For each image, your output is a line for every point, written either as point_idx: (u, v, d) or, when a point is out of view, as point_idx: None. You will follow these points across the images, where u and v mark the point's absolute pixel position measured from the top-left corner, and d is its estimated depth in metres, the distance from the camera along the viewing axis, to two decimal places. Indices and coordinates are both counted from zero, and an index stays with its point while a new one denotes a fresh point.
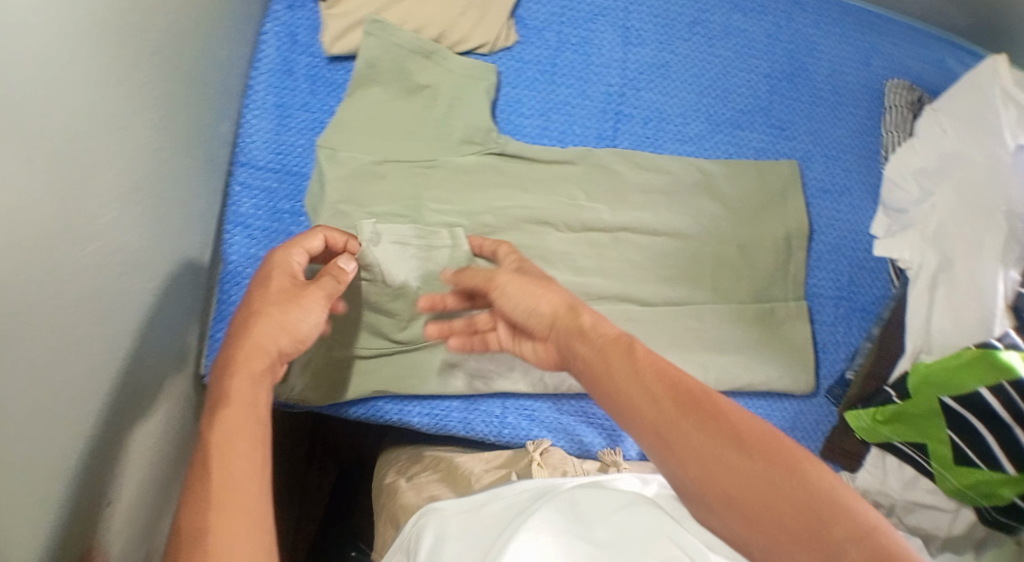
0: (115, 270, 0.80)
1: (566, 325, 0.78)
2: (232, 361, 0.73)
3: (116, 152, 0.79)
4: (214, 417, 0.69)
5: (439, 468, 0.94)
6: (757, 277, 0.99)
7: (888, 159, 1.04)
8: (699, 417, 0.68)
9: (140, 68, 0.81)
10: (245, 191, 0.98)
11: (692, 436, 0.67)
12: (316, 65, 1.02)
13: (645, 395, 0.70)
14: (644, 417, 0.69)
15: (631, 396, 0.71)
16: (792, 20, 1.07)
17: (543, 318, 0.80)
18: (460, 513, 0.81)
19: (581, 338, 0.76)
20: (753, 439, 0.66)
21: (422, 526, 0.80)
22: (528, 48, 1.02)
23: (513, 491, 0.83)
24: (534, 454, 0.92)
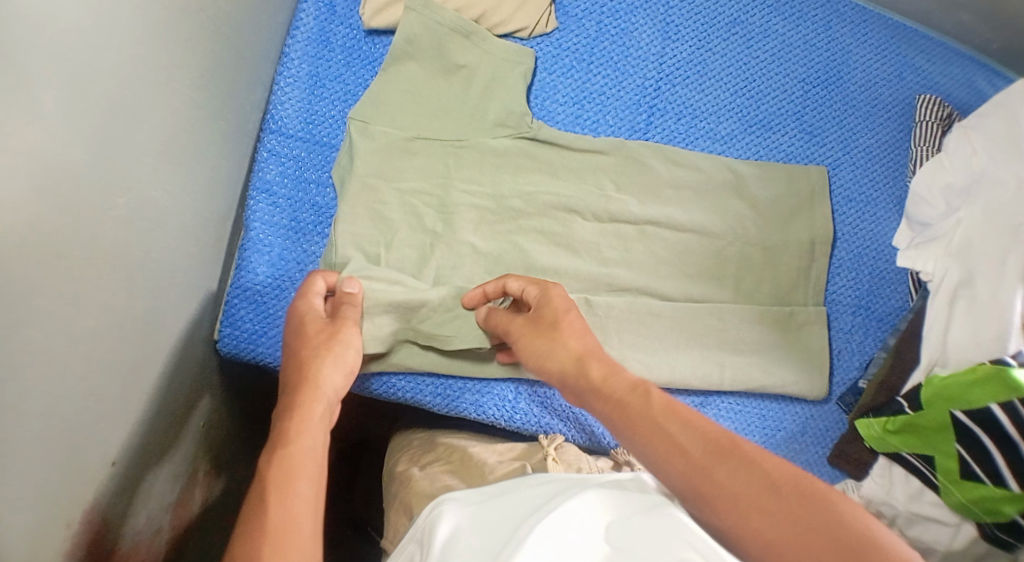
0: (143, 225, 0.79)
1: (577, 377, 0.78)
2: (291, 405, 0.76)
3: (153, 107, 0.78)
4: (272, 455, 0.71)
5: (452, 459, 0.94)
6: (783, 282, 1.00)
7: (915, 173, 1.05)
8: (730, 464, 0.67)
9: (182, 23, 0.81)
10: (272, 159, 0.95)
11: (729, 481, 0.66)
12: (353, 37, 1.00)
13: (674, 447, 0.69)
14: (673, 466, 0.69)
15: (660, 449, 0.70)
16: (830, 28, 1.07)
17: (558, 367, 0.80)
18: (474, 503, 0.79)
19: (597, 392, 0.76)
20: (775, 476, 0.66)
21: (434, 515, 0.78)
22: (567, 35, 1.02)
23: (529, 484, 0.80)
24: (550, 449, 0.92)
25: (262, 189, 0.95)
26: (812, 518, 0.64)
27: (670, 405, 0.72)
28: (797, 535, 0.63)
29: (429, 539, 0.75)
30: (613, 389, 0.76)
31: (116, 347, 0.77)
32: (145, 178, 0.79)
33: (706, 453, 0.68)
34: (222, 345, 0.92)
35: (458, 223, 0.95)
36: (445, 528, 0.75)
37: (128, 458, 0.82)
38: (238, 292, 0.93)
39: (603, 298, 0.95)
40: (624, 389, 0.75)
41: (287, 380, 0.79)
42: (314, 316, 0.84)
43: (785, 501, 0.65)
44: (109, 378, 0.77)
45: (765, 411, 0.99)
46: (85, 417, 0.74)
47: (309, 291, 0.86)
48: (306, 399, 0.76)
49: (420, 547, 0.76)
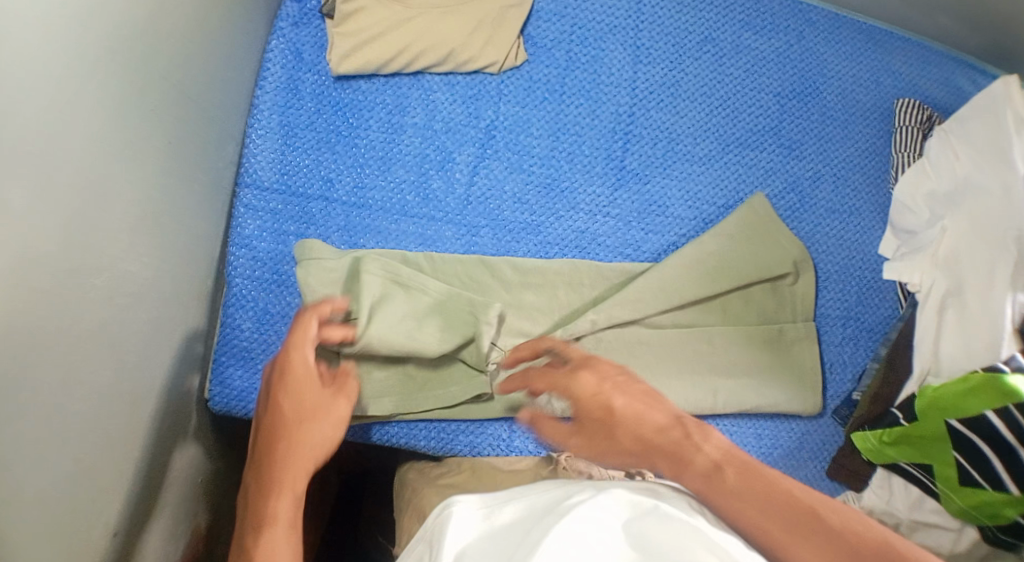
0: (120, 301, 0.79)
1: (605, 370, 0.79)
2: (274, 484, 0.77)
3: (123, 185, 0.78)
4: (256, 532, 0.74)
5: (462, 469, 0.93)
6: (770, 304, 0.99)
7: (898, 180, 1.04)
8: (749, 493, 0.70)
9: (145, 98, 0.80)
10: (250, 213, 0.95)
11: (757, 513, 0.69)
12: (323, 84, 0.97)
13: (697, 471, 0.72)
14: (691, 481, 0.72)
15: (691, 471, 0.73)
16: (803, 38, 1.06)
17: (603, 408, 0.77)
18: (482, 507, 0.81)
19: (653, 403, 0.77)
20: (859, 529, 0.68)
21: (443, 519, 0.80)
22: (538, 67, 1.00)
23: (536, 489, 0.82)
24: (561, 458, 0.92)
25: (242, 245, 0.95)
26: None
27: (678, 423, 0.76)
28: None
29: (439, 544, 0.77)
30: (694, 461, 0.73)
31: (109, 424, 0.78)
32: (122, 256, 0.79)
33: (784, 514, 0.69)
34: (213, 403, 0.94)
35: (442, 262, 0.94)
36: (454, 539, 0.78)
37: (134, 530, 0.83)
38: (226, 350, 0.94)
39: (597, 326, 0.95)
40: (701, 472, 0.72)
41: (262, 456, 0.80)
42: (307, 416, 0.80)
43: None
44: (107, 457, 0.78)
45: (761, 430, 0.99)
46: (87, 496, 0.75)
47: (305, 367, 0.81)
48: (283, 452, 0.79)
49: (430, 549, 0.79)
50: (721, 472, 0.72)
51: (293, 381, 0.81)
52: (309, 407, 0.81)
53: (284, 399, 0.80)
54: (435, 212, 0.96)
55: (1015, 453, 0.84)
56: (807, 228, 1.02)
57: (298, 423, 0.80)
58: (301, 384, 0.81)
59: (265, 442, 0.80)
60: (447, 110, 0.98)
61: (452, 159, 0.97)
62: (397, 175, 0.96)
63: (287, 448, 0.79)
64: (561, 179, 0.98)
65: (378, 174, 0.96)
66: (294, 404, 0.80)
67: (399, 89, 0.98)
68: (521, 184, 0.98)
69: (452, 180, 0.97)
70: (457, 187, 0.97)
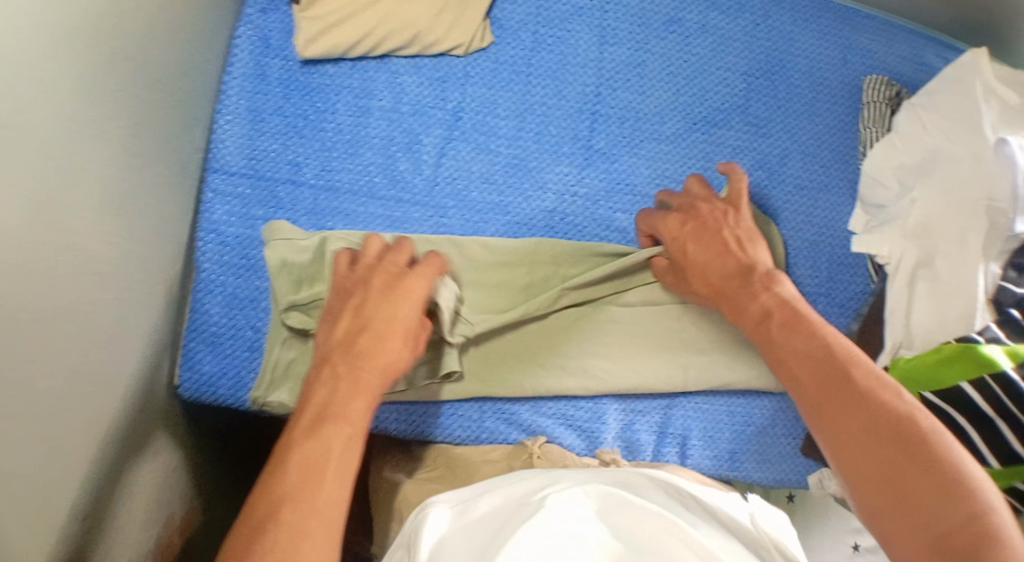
0: (88, 280, 0.80)
1: (738, 260, 0.87)
2: (334, 392, 0.76)
3: (87, 164, 0.79)
4: (290, 448, 0.72)
5: (438, 464, 0.97)
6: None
7: (866, 155, 1.04)
8: (840, 396, 0.73)
9: (109, 79, 0.81)
10: (218, 199, 0.95)
11: (846, 409, 0.72)
12: (290, 69, 0.98)
13: (803, 360, 0.77)
14: (809, 390, 0.75)
15: (794, 366, 0.77)
16: (769, 17, 1.06)
17: (724, 270, 0.87)
18: (456, 505, 0.82)
19: (766, 288, 0.84)
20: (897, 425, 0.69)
21: (422, 519, 0.81)
22: (504, 49, 1.00)
23: (512, 485, 0.83)
24: (534, 446, 0.93)
25: (211, 230, 0.95)
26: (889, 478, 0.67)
27: (792, 318, 0.80)
28: (871, 467, 0.69)
29: (416, 543, 0.78)
30: (750, 309, 0.83)
31: (74, 402, 0.78)
32: (87, 237, 0.79)
33: (817, 379, 0.75)
34: (183, 389, 0.94)
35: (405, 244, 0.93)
36: (428, 536, 0.78)
37: (103, 509, 0.83)
38: (195, 335, 0.94)
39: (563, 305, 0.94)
40: (754, 318, 0.83)
41: (339, 366, 0.78)
42: (392, 331, 0.81)
43: (874, 436, 0.69)
44: (73, 435, 0.78)
45: (732, 408, 0.99)
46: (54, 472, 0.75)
47: (416, 288, 0.84)
48: (361, 374, 0.77)
49: (408, 551, 0.79)
50: (812, 387, 0.75)
51: (386, 311, 0.81)
52: (408, 322, 0.82)
53: (385, 320, 0.81)
54: (403, 194, 0.97)
55: (992, 424, 0.83)
56: (776, 205, 1.02)
57: (390, 338, 0.80)
58: (408, 295, 0.83)
59: (358, 339, 0.80)
60: (414, 92, 0.98)
61: (419, 141, 0.98)
62: (365, 157, 0.97)
63: (366, 362, 0.78)
64: (529, 160, 0.98)
65: (346, 157, 0.97)
66: (388, 311, 0.81)
67: (366, 73, 0.98)
68: (488, 165, 0.98)
69: (420, 161, 0.97)
70: (424, 168, 0.97)
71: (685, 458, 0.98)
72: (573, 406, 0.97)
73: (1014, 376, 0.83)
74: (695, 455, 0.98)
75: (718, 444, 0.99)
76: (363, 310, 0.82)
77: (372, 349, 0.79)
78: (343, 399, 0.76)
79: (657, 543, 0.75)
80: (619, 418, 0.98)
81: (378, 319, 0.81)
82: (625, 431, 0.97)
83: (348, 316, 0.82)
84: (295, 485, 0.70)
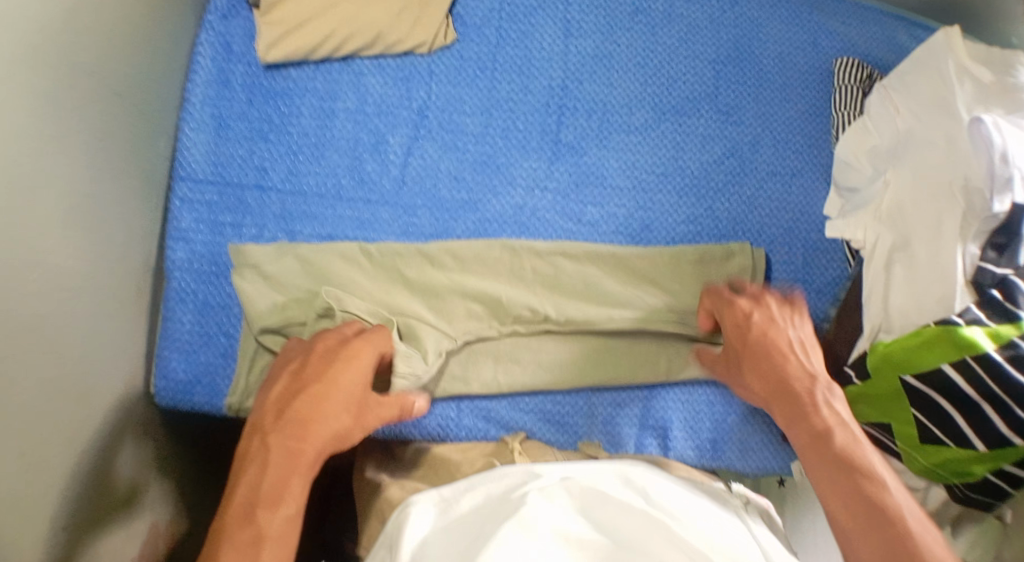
0: (59, 294, 0.79)
1: (772, 341, 0.87)
2: (271, 466, 0.75)
3: (53, 175, 0.79)
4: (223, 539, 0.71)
5: (421, 464, 0.93)
6: (718, 273, 0.97)
7: (839, 138, 1.03)
8: (851, 472, 0.76)
9: (71, 88, 0.81)
10: (185, 207, 0.94)
11: (850, 482, 0.75)
12: (254, 73, 0.98)
13: (814, 433, 0.79)
14: (819, 454, 0.78)
15: (807, 435, 0.80)
16: (736, 4, 1.05)
17: (779, 376, 0.85)
18: (438, 502, 0.80)
19: (816, 408, 0.81)
20: (892, 489, 0.74)
21: (404, 519, 0.78)
22: (468, 45, 1.00)
23: (495, 480, 0.80)
24: (512, 442, 0.91)
25: (179, 238, 0.94)
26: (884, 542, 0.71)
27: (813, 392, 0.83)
28: (867, 532, 0.72)
29: (398, 544, 0.76)
30: (809, 421, 0.80)
31: (50, 417, 0.78)
32: (56, 249, 0.79)
33: (813, 445, 0.79)
34: (159, 398, 0.92)
35: (380, 254, 0.94)
36: (412, 538, 0.76)
37: (85, 523, 0.83)
38: (168, 344, 0.93)
39: (546, 308, 0.94)
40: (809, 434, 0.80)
41: (286, 436, 0.77)
42: (327, 397, 0.79)
43: (869, 521, 0.72)
44: (49, 451, 0.77)
45: (714, 397, 0.98)
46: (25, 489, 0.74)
47: (360, 355, 0.83)
48: (299, 448, 0.76)
49: (391, 552, 0.76)
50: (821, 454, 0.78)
51: (320, 385, 0.80)
52: (346, 395, 0.81)
53: (320, 389, 0.80)
54: (371, 195, 0.96)
55: (976, 408, 0.84)
56: (748, 192, 1.01)
57: (326, 407, 0.79)
58: (349, 367, 0.82)
59: (290, 413, 0.78)
60: (378, 92, 0.98)
61: (385, 141, 0.97)
62: (331, 160, 0.96)
63: (305, 436, 0.77)
64: (497, 156, 0.98)
65: (312, 160, 0.96)
66: (324, 379, 0.81)
67: (329, 75, 0.98)
68: (456, 162, 0.97)
69: (387, 162, 0.97)
70: (391, 168, 0.97)
71: (668, 449, 0.96)
72: (551, 401, 0.95)
73: (999, 359, 0.82)
74: (678, 446, 0.96)
75: (700, 434, 0.97)
76: (303, 383, 0.80)
77: (327, 415, 0.79)
78: (278, 473, 0.75)
79: (642, 535, 0.75)
80: (597, 411, 0.96)
81: (316, 385, 0.80)
82: (605, 425, 0.96)
83: (278, 389, 0.81)
84: None
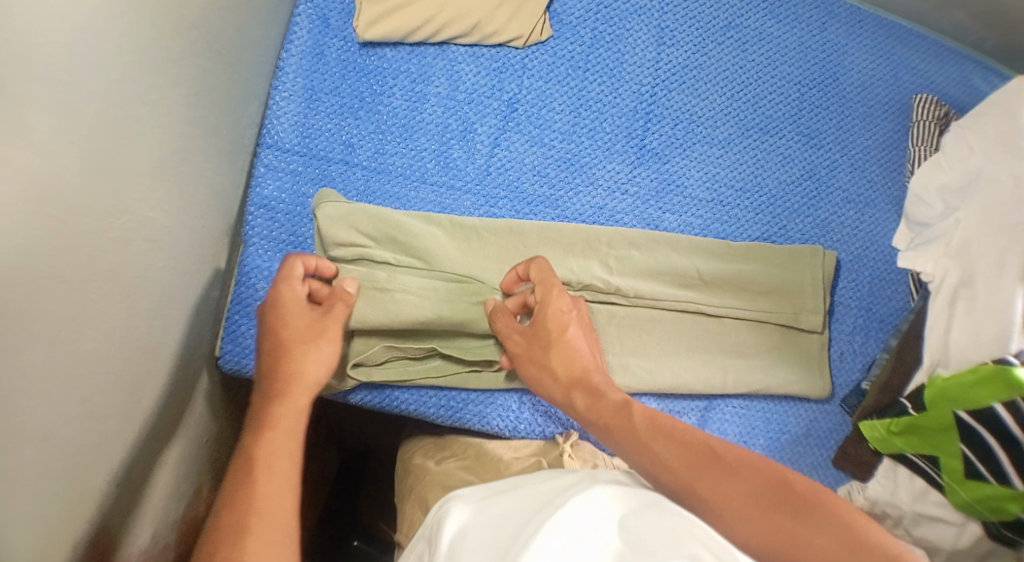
0: (140, 246, 0.79)
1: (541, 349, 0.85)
2: (276, 339, 0.81)
3: (149, 126, 0.79)
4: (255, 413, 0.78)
5: (467, 455, 0.93)
6: (793, 275, 0.98)
7: (913, 172, 1.05)
8: (765, 482, 0.70)
9: (174, 39, 0.81)
10: (270, 173, 0.94)
11: (735, 477, 0.70)
12: (348, 50, 0.98)
13: (669, 448, 0.73)
14: (675, 466, 0.72)
15: (655, 446, 0.74)
16: (825, 30, 1.07)
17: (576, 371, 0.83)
18: (476, 501, 0.75)
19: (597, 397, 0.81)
20: (761, 490, 0.69)
21: (443, 513, 0.74)
22: (562, 44, 1.01)
23: (536, 478, 0.76)
24: (566, 445, 0.91)
25: (260, 205, 0.93)
26: (804, 511, 0.67)
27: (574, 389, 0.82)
28: (778, 517, 0.67)
29: (437, 537, 0.73)
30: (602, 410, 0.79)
31: (118, 369, 0.77)
32: (141, 201, 0.78)
33: (698, 454, 0.72)
34: (224, 362, 0.92)
35: (457, 220, 0.94)
36: (450, 532, 0.72)
37: (136, 480, 0.83)
38: (239, 309, 0.92)
39: (617, 281, 0.95)
40: (611, 414, 0.78)
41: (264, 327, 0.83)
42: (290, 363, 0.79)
43: (774, 511, 0.68)
44: (115, 402, 0.77)
45: (771, 414, 0.99)
46: (85, 437, 0.73)
47: (289, 299, 0.82)
48: (273, 327, 0.82)
49: (430, 546, 0.73)
50: (686, 459, 0.72)
51: (286, 314, 0.82)
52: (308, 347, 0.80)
53: (282, 333, 0.81)
54: (454, 181, 0.97)
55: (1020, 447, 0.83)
56: (822, 216, 1.03)
57: (290, 354, 0.80)
58: (287, 316, 0.82)
59: (264, 377, 0.80)
60: (470, 81, 0.99)
61: (473, 130, 0.98)
62: (418, 143, 0.97)
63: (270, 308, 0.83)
64: (582, 155, 0.99)
65: (399, 142, 0.97)
66: (283, 340, 0.81)
67: (424, 59, 0.99)
68: (541, 158, 0.98)
69: (473, 151, 0.97)
70: (477, 157, 0.97)
71: None
72: None
73: None
74: None
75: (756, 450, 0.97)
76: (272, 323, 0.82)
77: (284, 298, 0.82)
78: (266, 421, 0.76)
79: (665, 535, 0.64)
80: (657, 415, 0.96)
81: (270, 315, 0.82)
82: None
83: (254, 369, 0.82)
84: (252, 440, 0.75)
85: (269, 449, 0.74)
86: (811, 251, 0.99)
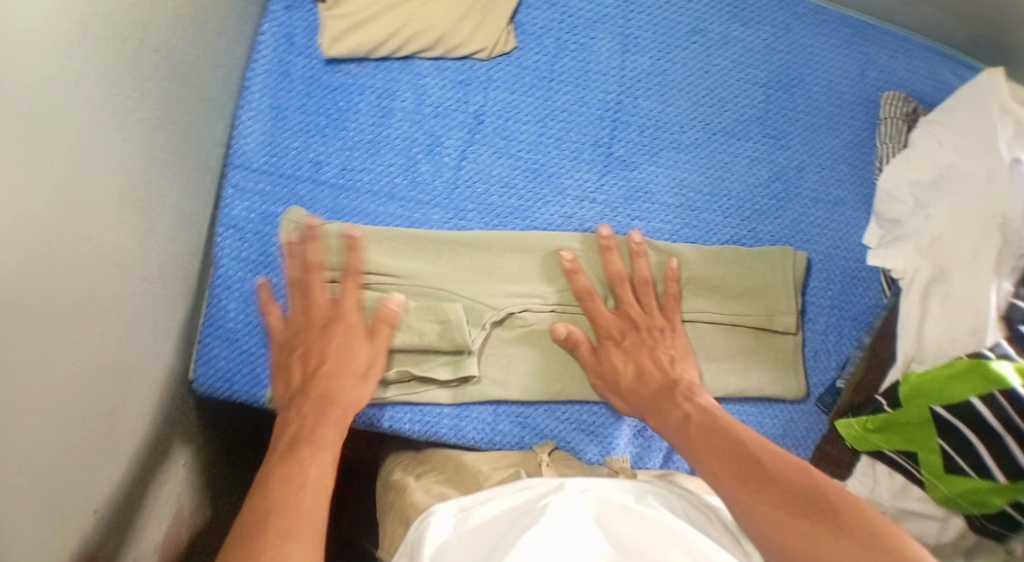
0: (108, 269, 0.79)
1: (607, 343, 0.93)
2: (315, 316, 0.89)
3: (117, 150, 0.79)
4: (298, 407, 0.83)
5: (446, 468, 0.91)
6: (764, 276, 0.99)
7: (883, 169, 1.05)
8: (793, 497, 0.73)
9: (141, 62, 0.81)
10: (238, 193, 0.94)
11: (770, 487, 0.74)
12: (314, 68, 0.98)
13: (717, 457, 0.78)
14: (734, 467, 0.77)
15: (712, 443, 0.80)
16: (789, 31, 1.08)
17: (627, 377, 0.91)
18: (459, 512, 0.77)
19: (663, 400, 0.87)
20: (781, 506, 0.72)
21: (423, 527, 0.75)
22: (527, 54, 1.02)
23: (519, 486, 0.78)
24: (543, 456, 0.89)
25: (229, 224, 0.93)
26: (828, 520, 0.71)
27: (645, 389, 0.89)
28: (798, 523, 0.71)
29: (418, 550, 0.74)
30: (671, 415, 0.86)
31: (91, 394, 0.77)
32: (108, 224, 0.78)
33: (746, 461, 0.77)
34: (196, 384, 0.91)
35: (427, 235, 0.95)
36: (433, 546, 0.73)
37: (111, 504, 0.82)
38: (211, 330, 0.92)
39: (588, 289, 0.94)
40: (674, 421, 0.85)
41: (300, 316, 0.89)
42: (340, 376, 0.85)
43: (793, 517, 0.71)
44: (88, 428, 0.77)
45: (747, 416, 0.98)
46: (58, 464, 0.73)
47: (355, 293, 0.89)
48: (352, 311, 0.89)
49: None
50: (728, 473, 0.76)
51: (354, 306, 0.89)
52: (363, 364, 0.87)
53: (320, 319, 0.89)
54: (423, 195, 0.97)
55: (999, 440, 0.82)
56: (793, 217, 1.03)
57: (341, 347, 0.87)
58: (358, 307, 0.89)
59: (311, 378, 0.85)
60: (436, 95, 0.99)
61: (440, 143, 0.98)
62: (385, 158, 0.97)
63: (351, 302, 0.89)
64: (549, 165, 0.99)
65: (366, 158, 0.97)
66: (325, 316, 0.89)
67: (389, 73, 0.99)
68: (508, 169, 0.98)
69: (441, 164, 0.98)
70: (445, 171, 0.98)
71: None
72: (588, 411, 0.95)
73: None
74: None
75: None
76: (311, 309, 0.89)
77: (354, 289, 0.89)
78: (314, 424, 0.81)
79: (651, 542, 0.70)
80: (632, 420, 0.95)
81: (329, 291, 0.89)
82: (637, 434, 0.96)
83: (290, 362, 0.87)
84: (301, 433, 0.80)
85: (317, 437, 0.80)
86: (782, 251, 1.00)
